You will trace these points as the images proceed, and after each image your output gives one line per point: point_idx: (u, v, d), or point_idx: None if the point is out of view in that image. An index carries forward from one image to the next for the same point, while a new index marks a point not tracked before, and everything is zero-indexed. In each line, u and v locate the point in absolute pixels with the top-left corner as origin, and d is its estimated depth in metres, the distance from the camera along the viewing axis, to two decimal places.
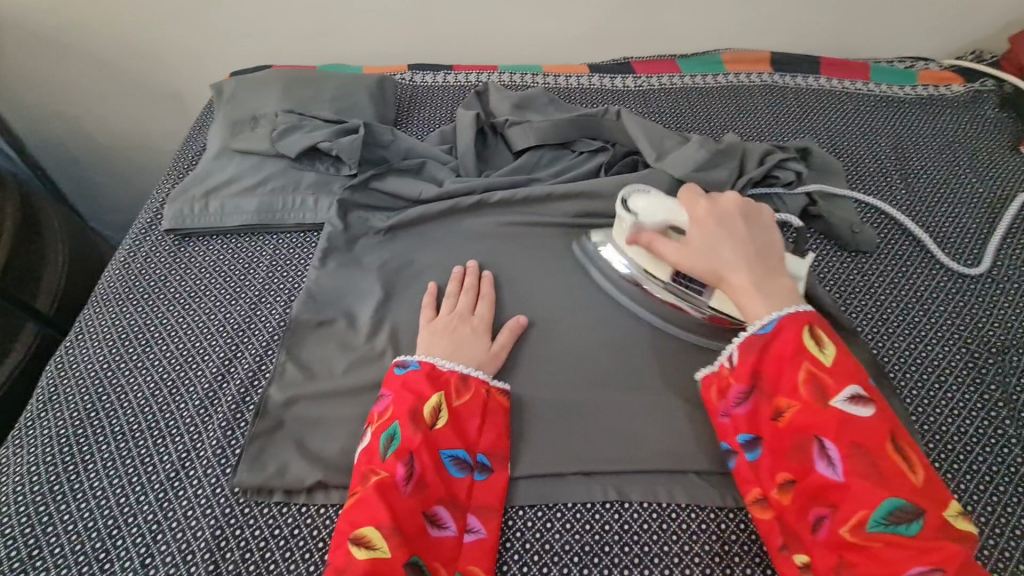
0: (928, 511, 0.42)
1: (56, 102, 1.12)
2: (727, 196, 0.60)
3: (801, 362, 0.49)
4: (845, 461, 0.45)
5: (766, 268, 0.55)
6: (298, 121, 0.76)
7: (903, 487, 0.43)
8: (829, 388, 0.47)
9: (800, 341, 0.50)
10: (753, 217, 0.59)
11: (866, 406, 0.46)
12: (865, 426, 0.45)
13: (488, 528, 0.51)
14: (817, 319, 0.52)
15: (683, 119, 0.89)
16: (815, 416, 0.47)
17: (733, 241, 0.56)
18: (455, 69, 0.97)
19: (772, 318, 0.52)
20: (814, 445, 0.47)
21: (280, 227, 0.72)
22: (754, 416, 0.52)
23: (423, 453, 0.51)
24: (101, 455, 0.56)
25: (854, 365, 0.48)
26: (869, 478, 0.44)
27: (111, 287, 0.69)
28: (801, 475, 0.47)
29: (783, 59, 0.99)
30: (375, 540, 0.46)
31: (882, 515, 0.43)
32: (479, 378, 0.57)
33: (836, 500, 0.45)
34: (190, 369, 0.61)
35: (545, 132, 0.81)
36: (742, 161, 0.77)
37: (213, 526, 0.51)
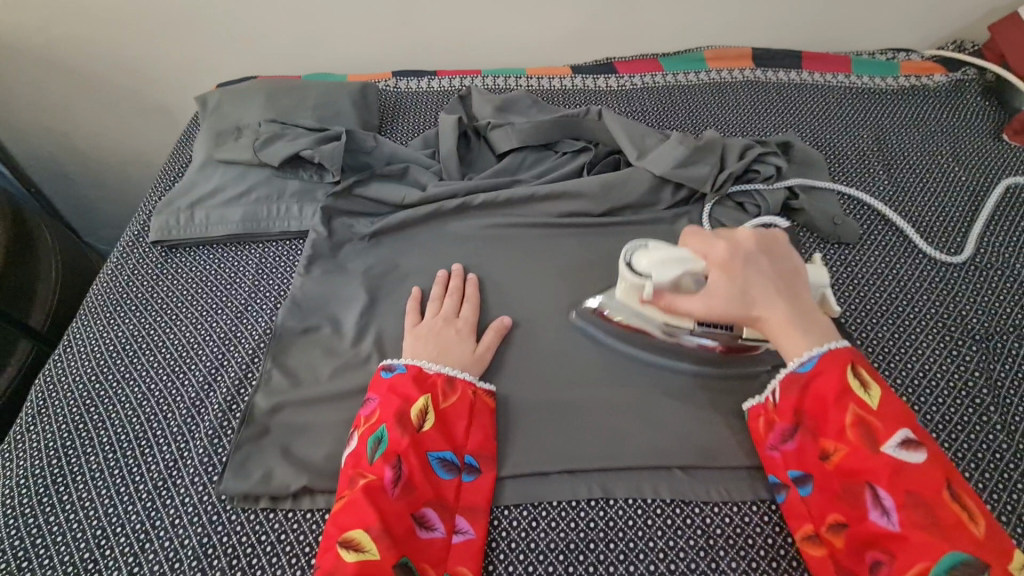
0: (993, 564, 0.41)
1: (45, 117, 1.13)
2: (742, 233, 0.56)
3: (847, 404, 0.49)
4: (902, 509, 0.44)
5: (799, 302, 0.54)
6: (281, 130, 0.77)
7: (964, 539, 0.42)
8: (880, 433, 0.47)
9: (844, 382, 0.49)
10: (772, 248, 0.56)
11: (918, 451, 0.46)
12: (918, 472, 0.45)
13: (476, 529, 0.51)
14: (859, 358, 0.51)
15: (666, 117, 0.89)
16: (867, 460, 0.46)
17: (765, 279, 0.54)
18: (439, 74, 0.98)
19: (817, 355, 0.51)
20: (867, 491, 0.46)
21: (265, 236, 0.72)
22: (801, 453, 0.51)
23: (411, 456, 0.51)
24: (89, 467, 0.56)
25: (900, 409, 0.48)
26: (926, 528, 0.43)
27: (100, 300, 0.69)
28: (853, 519, 0.46)
29: (765, 55, 1.00)
30: (365, 543, 0.46)
31: (945, 569, 0.41)
32: (464, 379, 0.57)
33: (892, 549, 0.44)
34: (177, 379, 0.61)
35: (527, 134, 0.81)
36: (724, 157, 0.77)
37: (200, 534, 0.51)
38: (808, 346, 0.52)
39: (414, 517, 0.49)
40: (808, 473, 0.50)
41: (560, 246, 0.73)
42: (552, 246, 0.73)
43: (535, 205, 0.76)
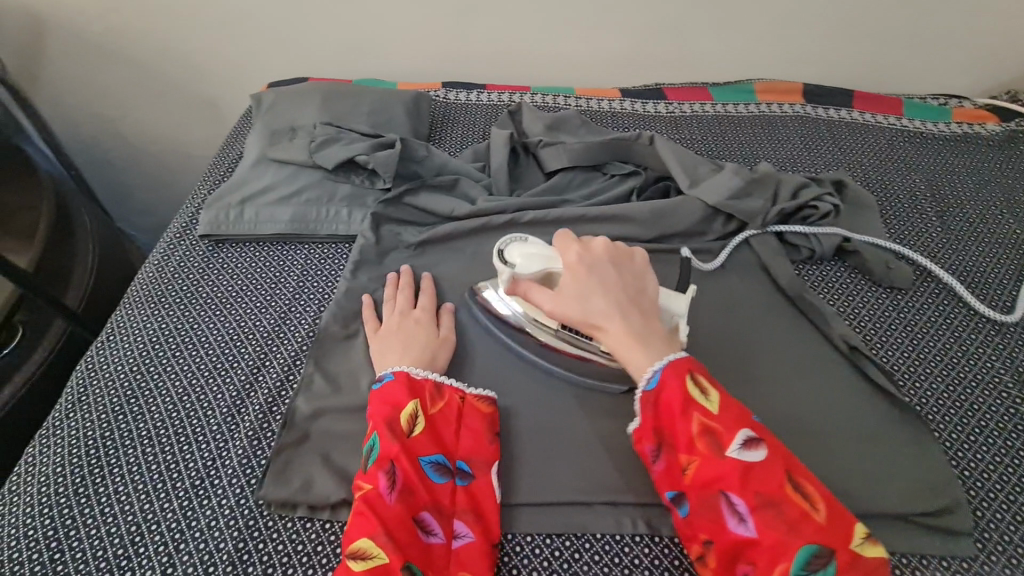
0: (838, 550, 0.43)
1: (94, 102, 1.14)
2: (597, 243, 0.59)
3: (692, 415, 0.49)
4: (756, 513, 0.44)
5: (639, 316, 0.55)
6: (335, 133, 0.77)
7: (812, 530, 0.44)
8: (723, 439, 0.47)
9: (686, 391, 0.49)
10: (623, 261, 0.58)
11: (758, 449, 0.47)
12: (762, 471, 0.46)
13: (476, 534, 0.49)
14: (697, 365, 0.52)
15: (715, 147, 0.89)
16: (718, 469, 0.46)
17: (607, 291, 0.55)
18: (489, 88, 0.98)
19: (657, 369, 0.51)
20: (722, 500, 0.46)
21: (312, 237, 0.73)
22: (663, 474, 0.50)
23: (405, 463, 0.50)
24: (126, 459, 0.55)
25: (737, 409, 0.49)
26: (779, 529, 0.44)
27: (145, 290, 0.69)
28: (714, 535, 0.45)
29: (816, 91, 0.99)
30: (372, 551, 0.45)
31: (801, 564, 0.43)
32: (452, 387, 0.56)
33: (754, 556, 0.44)
34: (218, 375, 0.61)
35: (578, 154, 0.81)
36: (776, 193, 0.77)
37: (236, 539, 0.50)
38: (640, 357, 0.53)
39: (412, 521, 0.48)
40: (680, 491, 0.48)
41: None
42: None
43: (583, 226, 0.75)
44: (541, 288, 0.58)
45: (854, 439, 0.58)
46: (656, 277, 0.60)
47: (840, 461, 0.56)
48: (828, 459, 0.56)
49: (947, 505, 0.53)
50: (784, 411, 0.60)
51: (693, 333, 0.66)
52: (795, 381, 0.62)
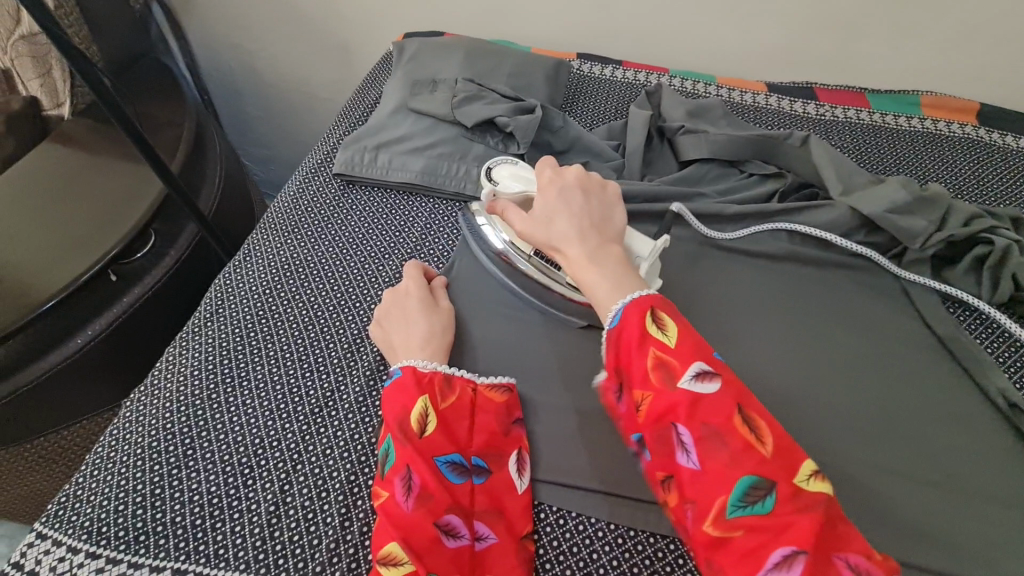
0: (779, 483, 0.39)
1: (235, 33, 1.20)
2: (573, 167, 0.57)
3: (647, 348, 0.46)
4: (699, 445, 0.42)
5: (599, 241, 0.52)
6: (477, 91, 0.76)
7: (754, 463, 0.40)
8: (675, 370, 0.44)
9: (642, 327, 0.46)
10: (594, 189, 0.56)
11: (712, 381, 0.43)
12: (711, 401, 0.42)
13: (499, 534, 0.48)
14: (662, 303, 0.48)
15: (867, 161, 0.81)
16: (667, 402, 0.43)
17: (570, 214, 0.53)
18: (625, 64, 0.94)
19: (618, 308, 0.48)
20: (671, 434, 0.43)
21: (439, 192, 0.73)
22: (629, 414, 0.48)
23: (421, 466, 0.48)
24: (255, 375, 0.58)
25: (694, 341, 0.45)
26: (721, 462, 0.41)
27: (280, 218, 0.73)
28: (667, 467, 0.44)
29: (995, 113, 0.88)
30: (400, 556, 0.44)
31: (738, 497, 0.40)
32: (462, 378, 0.55)
33: (693, 490, 0.42)
34: (342, 312, 0.63)
35: (720, 146, 0.76)
36: (945, 218, 0.67)
37: (349, 471, 0.52)
38: (595, 281, 0.50)
39: (436, 526, 0.46)
40: (639, 436, 0.47)
41: (736, 274, 0.68)
42: (728, 273, 0.68)
43: (715, 223, 0.72)
44: (516, 212, 0.58)
45: (999, 508, 0.52)
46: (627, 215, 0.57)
47: (979, 528, 0.51)
48: (965, 523, 0.52)
49: None
50: (921, 462, 0.55)
51: (824, 356, 0.62)
52: (937, 431, 0.57)
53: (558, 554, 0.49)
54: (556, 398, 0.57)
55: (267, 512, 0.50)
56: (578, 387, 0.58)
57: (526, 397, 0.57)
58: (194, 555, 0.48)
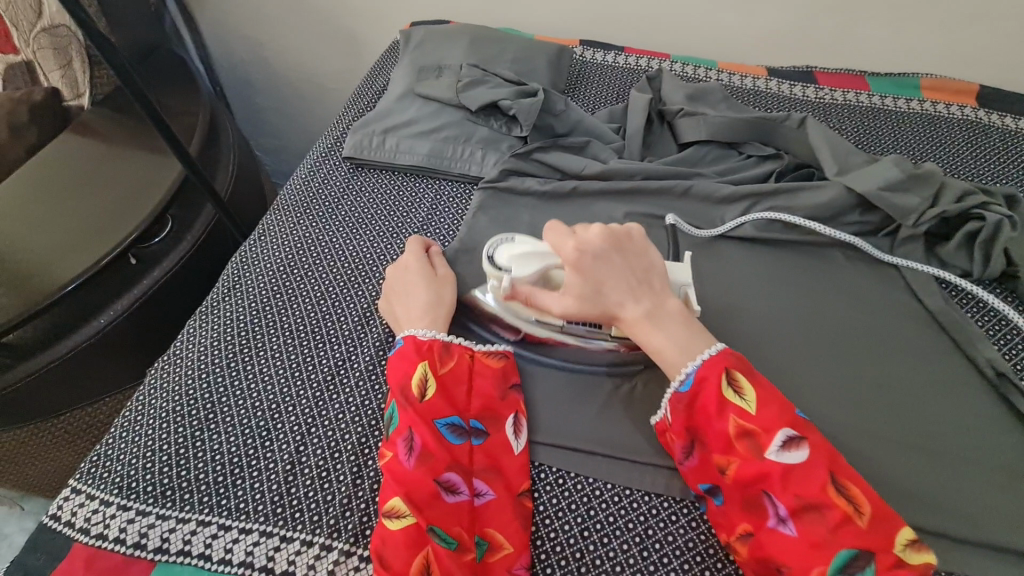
0: (879, 553, 0.42)
1: (245, 24, 1.23)
2: (592, 228, 0.56)
3: (728, 413, 0.48)
4: (796, 515, 0.44)
5: (655, 301, 0.54)
6: (481, 76, 0.78)
7: (854, 534, 0.43)
8: (762, 440, 0.46)
9: (722, 394, 0.48)
10: (623, 244, 0.56)
11: (800, 450, 0.45)
12: (802, 472, 0.45)
13: (494, 491, 0.51)
14: (736, 361, 0.50)
15: (865, 142, 0.83)
16: (758, 469, 0.46)
17: (616, 281, 0.54)
18: (627, 50, 0.95)
19: (691, 370, 0.50)
20: (766, 501, 0.46)
21: (444, 174, 0.75)
22: (698, 468, 0.50)
23: (421, 427, 0.51)
24: (271, 346, 0.61)
25: (777, 407, 0.47)
26: (819, 533, 0.43)
27: (293, 200, 0.76)
28: (754, 528, 0.46)
29: (994, 95, 0.89)
30: (401, 509, 0.47)
31: (839, 568, 0.42)
32: (459, 344, 0.57)
33: (788, 558, 0.44)
34: (352, 287, 0.66)
35: (718, 128, 0.78)
36: (938, 195, 0.69)
37: (360, 433, 0.55)
38: (667, 348, 0.52)
39: (436, 482, 0.49)
40: (711, 485, 0.49)
41: (731, 251, 0.70)
42: (723, 250, 0.70)
43: (711, 203, 0.74)
44: (546, 293, 0.56)
45: (983, 470, 0.54)
46: (659, 253, 0.58)
47: (963, 489, 0.53)
48: (948, 485, 0.54)
49: None
50: (908, 427, 0.57)
51: (815, 328, 0.64)
52: (925, 399, 0.59)
53: (557, 511, 0.52)
54: (556, 368, 0.60)
55: (284, 470, 0.53)
56: (576, 358, 0.61)
57: (527, 367, 0.60)
58: (217, 508, 0.51)
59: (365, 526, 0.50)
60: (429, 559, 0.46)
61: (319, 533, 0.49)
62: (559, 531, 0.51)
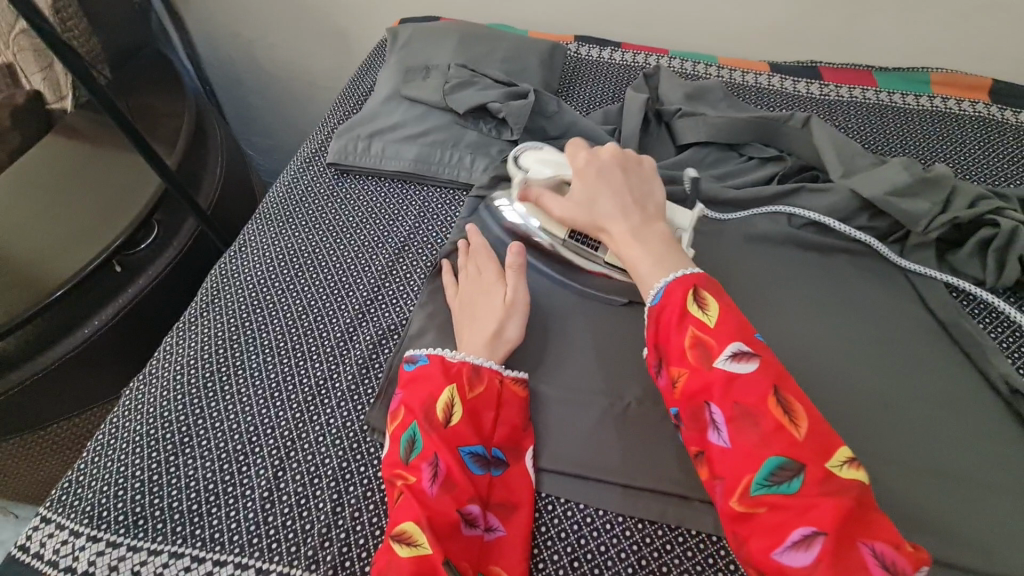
0: (809, 466, 0.40)
1: (232, 21, 1.19)
2: (607, 147, 0.60)
3: (687, 325, 0.47)
4: (731, 424, 0.43)
5: (643, 220, 0.55)
6: (470, 77, 0.75)
7: (784, 444, 0.41)
8: (712, 348, 0.45)
9: (683, 306, 0.48)
10: (631, 166, 0.59)
11: (748, 362, 0.44)
12: (744, 381, 0.44)
13: (508, 528, 0.49)
14: (704, 281, 0.49)
15: (871, 141, 0.79)
16: (703, 380, 0.45)
17: (609, 193, 0.57)
18: (624, 46, 0.92)
19: (660, 286, 0.50)
20: (704, 411, 0.45)
21: (433, 180, 0.73)
22: (657, 393, 0.49)
23: (446, 454, 0.48)
24: (249, 363, 0.59)
25: (737, 322, 0.46)
26: (751, 442, 0.42)
27: (275, 208, 0.73)
28: (699, 444, 0.45)
29: (1007, 90, 0.85)
30: (417, 537, 0.44)
31: (763, 476, 0.41)
32: (491, 368, 0.54)
33: (721, 468, 0.43)
34: (335, 300, 0.63)
35: (718, 129, 0.75)
36: (949, 199, 0.65)
37: (341, 458, 0.52)
38: (640, 257, 0.53)
39: (458, 513, 0.47)
40: (667, 413, 0.48)
41: (734, 259, 0.67)
42: (723, 257, 0.67)
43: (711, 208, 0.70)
44: (552, 198, 0.61)
45: (996, 492, 0.52)
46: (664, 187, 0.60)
47: (974, 514, 0.50)
48: (960, 509, 0.51)
49: None
50: (920, 449, 0.54)
51: (820, 339, 0.61)
52: (936, 417, 0.56)
53: (547, 539, 0.50)
54: (546, 385, 0.57)
55: (261, 497, 0.51)
56: (568, 375, 0.58)
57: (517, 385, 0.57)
58: (190, 539, 0.49)
59: (346, 558, 0.47)
60: None
61: (297, 565, 0.47)
62: (548, 562, 0.49)
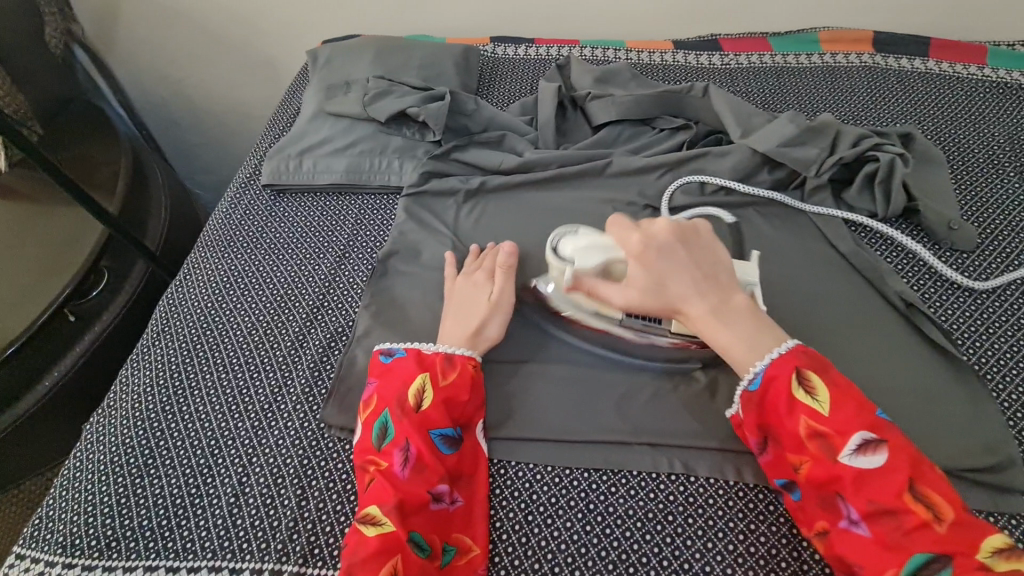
0: (959, 558, 0.42)
1: (162, 64, 1.21)
2: (659, 222, 0.55)
3: (798, 414, 0.47)
4: (869, 517, 0.44)
5: (721, 295, 0.54)
6: (388, 86, 0.79)
7: (930, 538, 0.42)
8: (835, 442, 0.46)
9: (791, 394, 0.48)
10: (689, 237, 0.55)
11: (876, 453, 0.45)
12: (878, 475, 0.44)
13: (470, 501, 0.52)
14: (807, 359, 0.49)
15: (770, 100, 0.85)
16: (831, 472, 0.46)
17: (677, 272, 0.54)
18: (538, 42, 0.97)
19: (760, 369, 0.50)
20: (837, 502, 0.46)
21: (366, 188, 0.76)
22: (769, 465, 0.50)
23: (416, 439, 0.51)
24: (205, 384, 0.61)
25: (853, 409, 0.46)
26: (894, 536, 0.43)
27: (216, 235, 0.75)
28: (827, 527, 0.46)
29: (887, 39, 0.92)
30: (380, 517, 0.48)
31: (913, 572, 0.42)
32: (463, 356, 0.57)
33: (860, 558, 0.44)
34: (282, 313, 0.66)
35: (627, 107, 0.80)
36: (835, 143, 0.72)
37: (301, 456, 0.55)
38: (733, 342, 0.52)
39: (428, 493, 0.50)
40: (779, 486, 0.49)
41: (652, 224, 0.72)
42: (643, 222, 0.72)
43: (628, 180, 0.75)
44: (612, 287, 0.55)
45: (902, 396, 0.57)
46: (722, 245, 0.57)
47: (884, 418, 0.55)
48: None
49: (996, 462, 0.52)
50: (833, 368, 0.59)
51: None
52: (844, 337, 0.61)
53: (502, 500, 0.53)
54: (489, 362, 0.61)
55: (228, 503, 0.53)
56: (509, 349, 0.62)
57: None
58: (163, 552, 0.51)
59: (313, 546, 0.50)
60: (398, 569, 0.45)
61: (268, 559, 0.50)
62: (504, 520, 0.52)
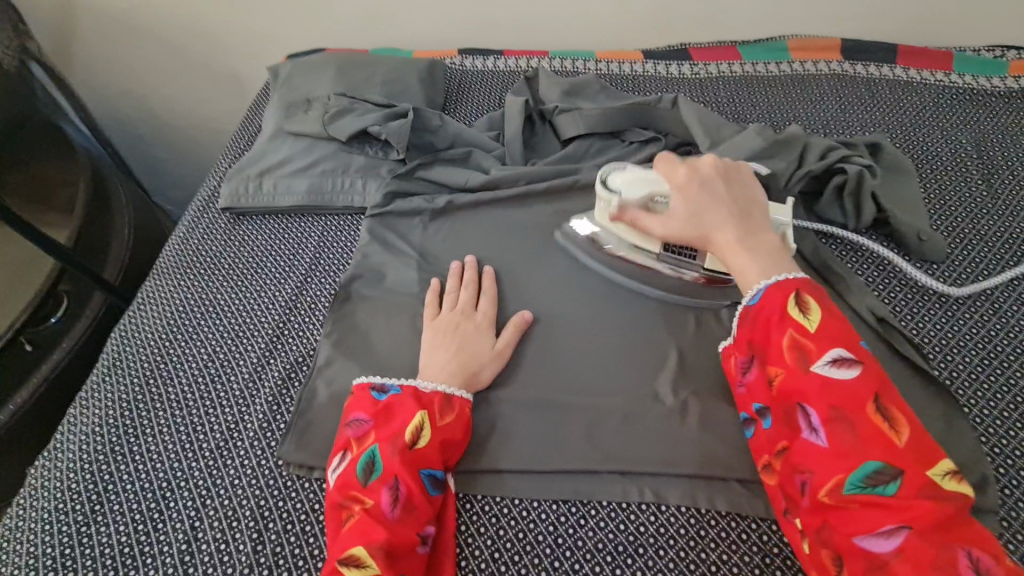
0: (908, 471, 0.40)
1: (124, 80, 1.17)
2: (705, 158, 0.58)
3: (785, 327, 0.47)
4: (828, 425, 0.43)
5: (750, 226, 0.54)
6: (349, 105, 0.77)
7: (885, 448, 0.41)
8: (811, 351, 0.45)
9: (784, 307, 0.48)
10: (732, 174, 0.58)
11: (850, 367, 0.44)
12: (846, 386, 0.43)
13: (443, 542, 0.50)
14: (808, 286, 0.49)
15: (740, 110, 0.85)
16: (801, 380, 0.45)
17: (710, 199, 0.55)
18: (507, 53, 0.95)
19: (760, 288, 0.50)
20: (799, 411, 0.45)
21: (328, 209, 0.74)
22: (752, 383, 0.50)
23: (409, 479, 0.48)
24: (158, 421, 0.59)
25: (839, 327, 0.46)
26: (851, 444, 0.42)
27: (172, 261, 0.72)
28: (789, 440, 0.45)
29: (856, 46, 0.92)
30: (366, 560, 0.45)
31: (859, 477, 0.41)
32: (462, 398, 0.54)
33: (811, 462, 0.43)
34: (240, 343, 0.63)
35: (595, 120, 0.78)
36: (803, 155, 0.72)
37: (257, 497, 0.53)
38: (750, 266, 0.52)
39: (417, 536, 0.47)
40: (758, 404, 0.49)
41: None
42: None
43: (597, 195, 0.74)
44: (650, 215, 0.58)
45: None
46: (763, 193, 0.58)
47: None
48: None
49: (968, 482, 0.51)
50: None
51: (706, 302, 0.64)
52: None
53: (467, 537, 0.51)
54: None
55: (179, 551, 0.51)
56: None
57: None
58: None
59: None
60: None
61: None
62: (470, 559, 0.50)
